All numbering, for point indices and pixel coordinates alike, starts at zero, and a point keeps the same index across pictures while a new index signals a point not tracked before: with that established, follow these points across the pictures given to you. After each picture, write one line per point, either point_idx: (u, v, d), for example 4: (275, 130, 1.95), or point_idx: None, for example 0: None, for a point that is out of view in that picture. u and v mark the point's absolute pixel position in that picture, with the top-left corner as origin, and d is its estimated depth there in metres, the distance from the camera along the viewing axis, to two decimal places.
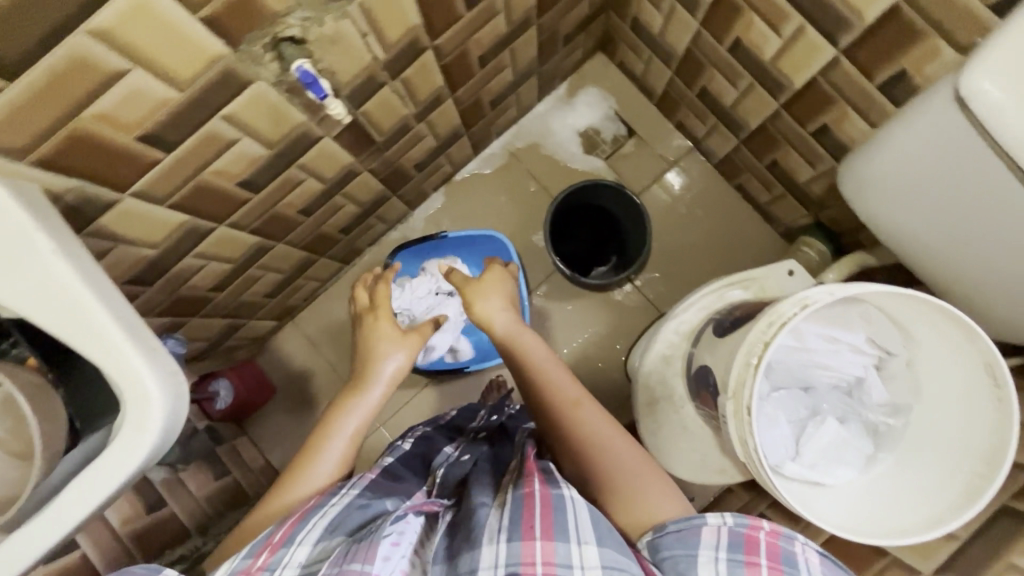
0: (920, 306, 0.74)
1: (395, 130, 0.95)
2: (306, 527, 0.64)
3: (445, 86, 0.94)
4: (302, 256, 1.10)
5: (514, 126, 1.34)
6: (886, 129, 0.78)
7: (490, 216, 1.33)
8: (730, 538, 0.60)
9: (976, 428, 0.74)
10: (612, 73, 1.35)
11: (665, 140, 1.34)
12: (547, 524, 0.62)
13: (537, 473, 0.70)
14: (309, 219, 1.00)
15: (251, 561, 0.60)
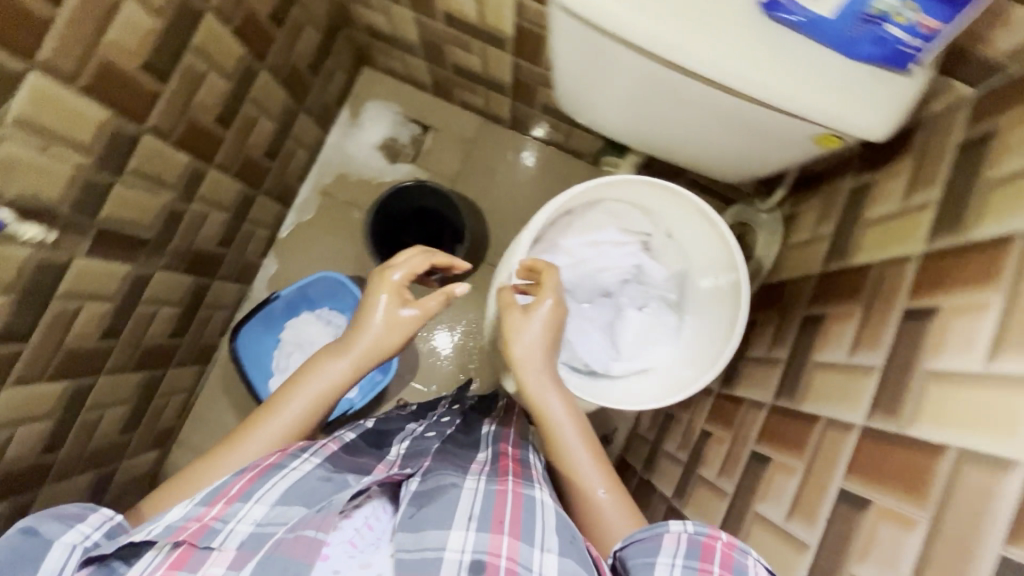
0: (652, 190, 0.77)
1: (185, 168, 1.03)
2: (267, 485, 0.65)
3: (239, 59, 1.04)
4: (151, 300, 1.11)
5: (318, 155, 1.51)
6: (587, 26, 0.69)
7: (327, 250, 1.48)
8: (689, 541, 0.61)
9: (705, 256, 0.80)
10: (378, 83, 1.54)
11: (496, 147, 1.53)
12: (516, 527, 0.64)
13: (513, 473, 0.72)
14: (178, 243, 1.11)
15: (205, 509, 0.61)
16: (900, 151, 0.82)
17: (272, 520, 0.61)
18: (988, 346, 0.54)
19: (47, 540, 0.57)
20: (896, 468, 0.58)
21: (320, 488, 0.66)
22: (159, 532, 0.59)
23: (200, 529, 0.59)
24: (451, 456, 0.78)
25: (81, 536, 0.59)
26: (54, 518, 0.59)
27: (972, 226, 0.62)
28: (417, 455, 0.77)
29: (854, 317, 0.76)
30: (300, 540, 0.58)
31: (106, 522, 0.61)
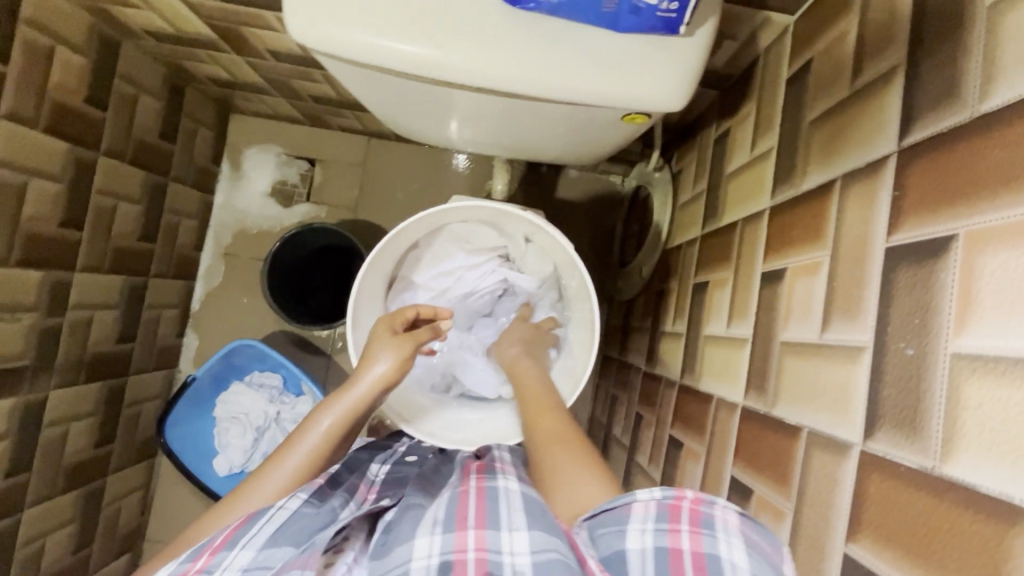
0: (487, 213, 0.79)
1: (32, 265, 0.97)
2: (253, 528, 0.52)
3: (59, 150, 0.98)
4: (63, 409, 1.07)
5: (208, 217, 1.41)
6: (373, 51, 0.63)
7: (241, 310, 1.40)
8: (658, 508, 0.45)
9: (564, 267, 0.81)
10: (247, 131, 1.43)
11: (382, 165, 1.42)
12: (482, 517, 0.50)
13: (476, 470, 0.60)
14: (65, 361, 1.06)
15: (188, 566, 0.49)
16: (746, 92, 0.77)
17: (263, 565, 0.49)
18: (822, 313, 0.49)
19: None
20: (767, 453, 0.54)
21: (312, 524, 0.54)
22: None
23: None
24: (430, 476, 0.66)
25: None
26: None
27: (801, 175, 0.58)
28: (399, 484, 0.67)
29: (728, 283, 0.72)
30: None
31: None
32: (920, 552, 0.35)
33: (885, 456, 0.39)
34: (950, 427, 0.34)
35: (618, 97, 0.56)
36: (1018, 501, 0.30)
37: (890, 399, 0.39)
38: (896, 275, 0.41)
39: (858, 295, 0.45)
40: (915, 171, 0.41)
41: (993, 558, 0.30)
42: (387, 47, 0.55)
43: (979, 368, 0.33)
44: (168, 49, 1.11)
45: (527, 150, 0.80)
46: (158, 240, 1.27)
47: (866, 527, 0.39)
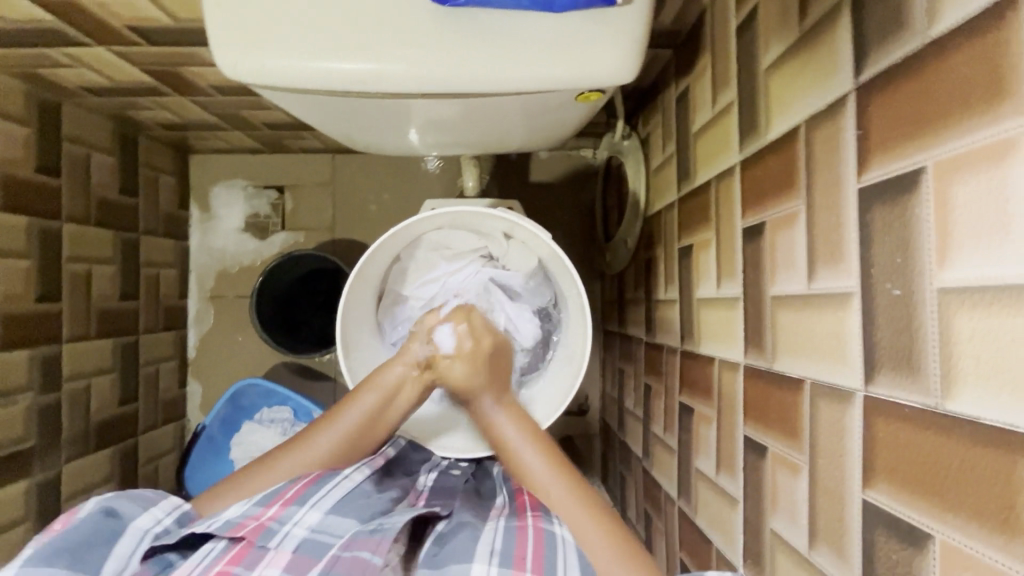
0: (458, 217, 0.77)
1: (24, 347, 0.96)
2: (322, 492, 0.62)
3: (24, 227, 0.96)
4: (76, 488, 1.06)
5: (189, 261, 1.40)
6: (297, 105, 0.63)
7: (241, 347, 1.40)
8: None
9: (547, 259, 0.80)
10: (209, 168, 1.41)
11: (356, 181, 1.40)
12: (539, 562, 0.54)
13: (533, 506, 0.64)
14: (72, 436, 1.05)
15: (262, 509, 0.59)
16: (699, 46, 0.75)
17: (327, 529, 0.58)
18: (807, 262, 0.49)
19: (124, 523, 0.57)
20: (775, 409, 0.54)
21: (373, 507, 0.64)
22: (218, 525, 0.57)
23: (258, 527, 0.56)
24: (477, 498, 0.73)
25: (154, 520, 0.59)
26: (131, 500, 0.60)
27: (765, 125, 0.57)
28: (448, 496, 0.74)
29: (712, 243, 0.71)
30: (355, 562, 0.53)
31: (176, 509, 0.61)
32: (934, 495, 0.34)
33: (890, 400, 0.38)
34: (947, 362, 0.34)
35: (567, 78, 0.55)
36: (1023, 429, 0.29)
37: (886, 341, 0.39)
38: (872, 215, 0.40)
39: (839, 239, 0.44)
40: (873, 106, 0.40)
41: (1005, 489, 0.30)
42: (325, 68, 0.53)
43: (966, 299, 0.32)
44: (111, 101, 1.08)
45: (492, 144, 0.78)
46: (141, 296, 1.26)
47: (882, 473, 0.39)
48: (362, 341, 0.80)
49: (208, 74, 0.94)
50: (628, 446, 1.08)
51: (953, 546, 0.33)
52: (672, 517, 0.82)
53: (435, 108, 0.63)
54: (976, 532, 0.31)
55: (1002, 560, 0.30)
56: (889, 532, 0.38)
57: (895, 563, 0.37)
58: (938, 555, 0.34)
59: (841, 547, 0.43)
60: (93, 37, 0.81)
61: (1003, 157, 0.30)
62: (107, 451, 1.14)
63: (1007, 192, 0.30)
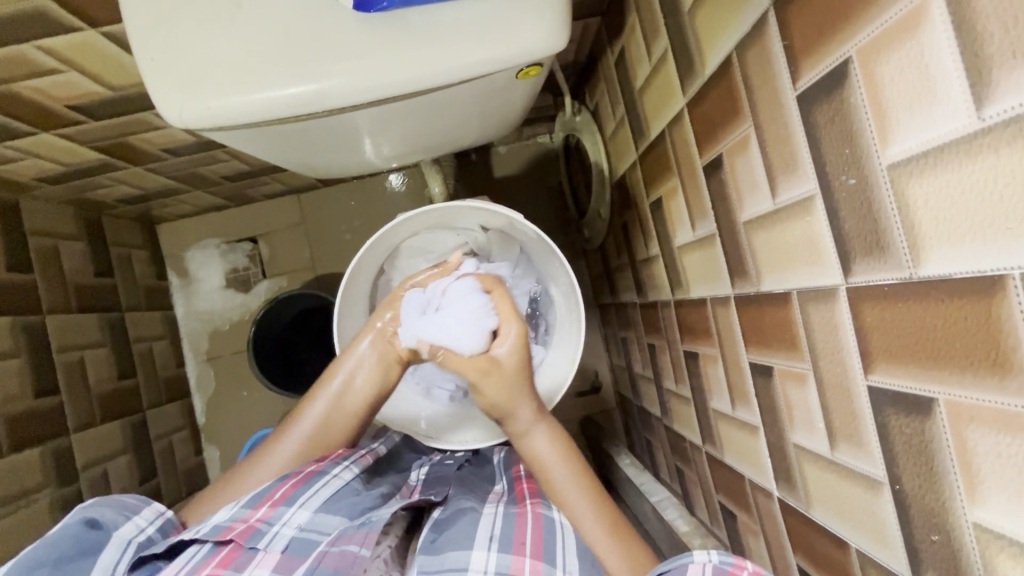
0: (427, 217, 0.77)
1: (34, 446, 0.96)
2: (311, 490, 0.61)
3: (8, 329, 0.96)
4: None
5: (178, 329, 1.39)
6: (249, 139, 0.63)
7: (248, 400, 1.39)
8: (715, 572, 0.50)
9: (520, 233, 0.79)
10: (179, 234, 1.41)
11: (324, 214, 1.41)
12: (539, 547, 0.56)
13: (532, 494, 0.65)
14: None
15: (251, 511, 0.58)
16: (624, 7, 0.77)
17: (316, 528, 0.59)
18: (768, 179, 0.50)
19: (108, 533, 0.57)
20: (771, 328, 0.55)
21: (362, 503, 0.63)
22: (206, 531, 0.57)
23: (246, 530, 0.56)
24: (470, 485, 0.72)
25: (137, 529, 0.59)
26: (112, 508, 0.59)
27: (700, 63, 0.59)
28: (440, 482, 0.72)
29: (678, 190, 0.73)
30: (344, 556, 0.54)
31: (159, 516, 0.61)
32: (927, 361, 0.36)
33: (869, 284, 0.39)
34: (910, 232, 0.35)
35: (502, 58, 0.56)
36: (990, 273, 0.30)
37: (853, 230, 0.40)
38: (815, 115, 0.42)
39: (790, 150, 0.46)
40: (793, 16, 0.42)
41: (989, 335, 0.31)
42: (267, 98, 0.54)
43: (913, 169, 0.34)
44: (67, 187, 1.07)
45: (443, 143, 0.80)
46: (138, 373, 1.25)
47: (878, 354, 0.40)
48: None
49: (159, 138, 0.94)
50: (646, 409, 1.09)
51: (956, 401, 0.34)
52: (703, 464, 0.83)
53: (383, 116, 0.65)
54: (972, 382, 0.33)
55: (1000, 400, 0.31)
56: (898, 409, 0.39)
57: (909, 436, 0.39)
58: (944, 415, 0.35)
59: (859, 437, 0.44)
60: (37, 124, 0.81)
61: (914, 28, 0.31)
62: None
63: (926, 59, 0.31)
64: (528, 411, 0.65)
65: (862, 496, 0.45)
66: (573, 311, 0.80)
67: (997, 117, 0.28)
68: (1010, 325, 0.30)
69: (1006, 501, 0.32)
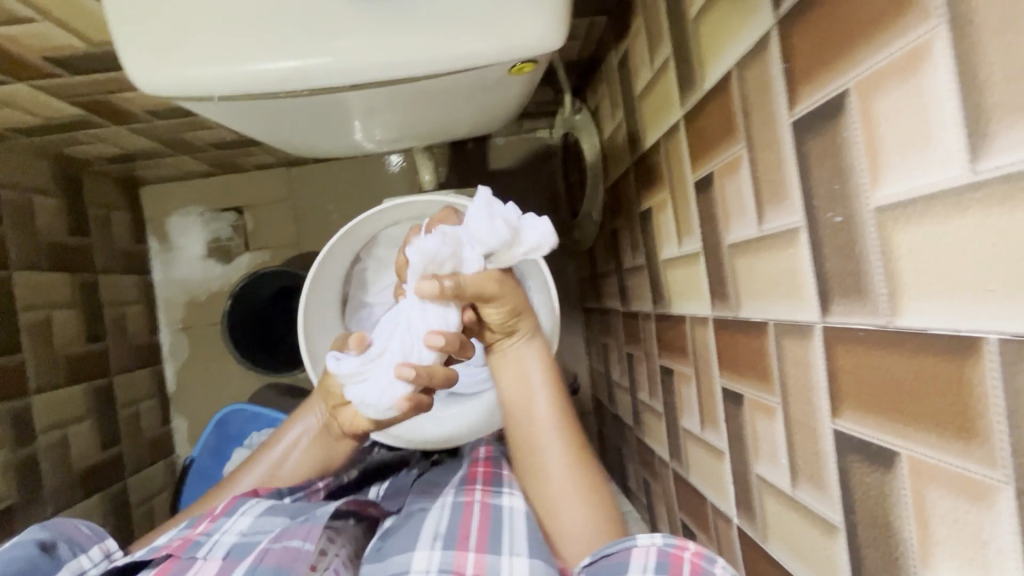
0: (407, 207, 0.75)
1: None
2: (249, 504, 0.63)
3: None
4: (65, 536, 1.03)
5: (154, 295, 1.37)
6: (223, 112, 0.60)
7: (221, 373, 1.37)
8: (658, 557, 0.49)
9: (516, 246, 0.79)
10: (161, 198, 1.38)
11: (313, 191, 1.38)
12: (482, 539, 0.57)
13: (481, 482, 0.67)
14: (51, 489, 1.02)
15: (191, 529, 0.60)
16: (632, 7, 0.74)
17: (258, 530, 0.58)
18: (754, 205, 0.49)
19: (56, 565, 0.55)
20: (745, 356, 0.54)
21: (305, 507, 0.62)
22: (144, 554, 0.57)
23: (184, 543, 0.57)
24: (428, 484, 0.72)
25: (80, 568, 0.56)
26: (67, 537, 0.57)
27: (700, 77, 0.57)
28: (399, 492, 0.73)
29: (668, 203, 0.71)
30: (286, 551, 0.53)
31: (106, 557, 0.58)
32: (894, 414, 0.35)
33: (846, 326, 0.38)
34: (892, 280, 0.34)
35: (494, 52, 0.54)
36: (966, 334, 0.29)
37: (835, 271, 0.39)
38: (807, 145, 0.40)
39: (780, 178, 0.44)
40: (795, 42, 0.40)
41: (958, 395, 0.30)
42: (249, 74, 0.52)
43: (901, 215, 0.32)
44: (44, 141, 1.04)
45: (436, 132, 0.77)
46: (108, 337, 1.22)
47: (847, 400, 0.39)
48: (331, 349, 0.79)
49: (142, 99, 0.91)
50: (620, 417, 1.09)
51: (919, 459, 0.33)
52: (668, 480, 0.82)
53: (373, 99, 0.62)
54: (937, 442, 0.32)
55: (964, 466, 0.30)
56: (861, 458, 0.38)
57: (870, 485, 0.38)
58: (907, 471, 0.34)
59: (820, 479, 0.43)
60: (10, 74, 0.78)
61: (915, 68, 0.30)
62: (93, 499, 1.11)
63: (924, 102, 0.30)
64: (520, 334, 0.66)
65: (819, 539, 0.44)
66: (550, 311, 0.79)
67: (993, 172, 0.27)
68: (981, 390, 0.29)
69: (959, 566, 0.31)
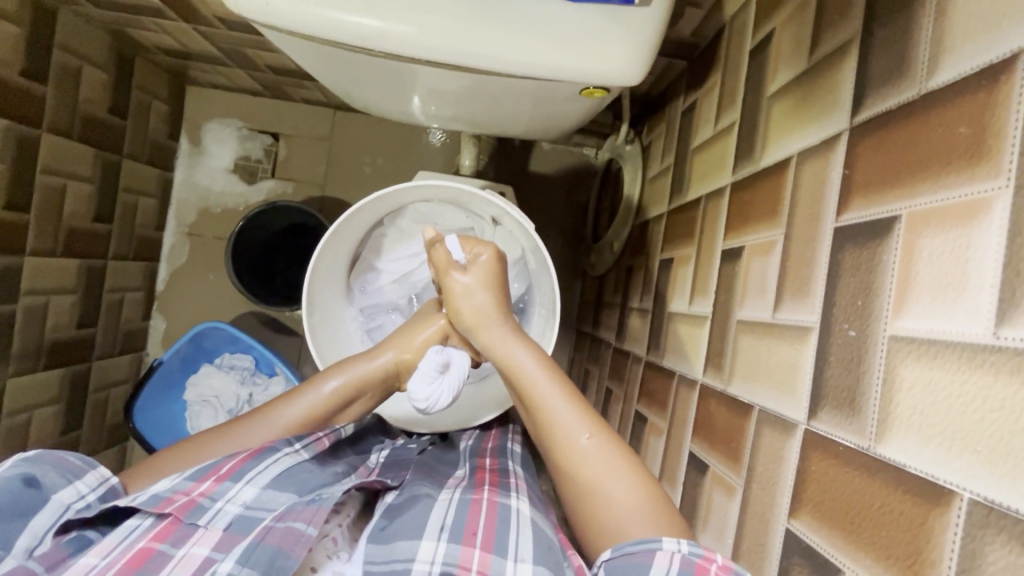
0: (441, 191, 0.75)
1: None
2: (260, 466, 0.60)
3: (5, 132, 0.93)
4: (40, 392, 1.07)
5: (170, 193, 1.37)
6: (294, 45, 0.60)
7: (211, 288, 1.38)
8: (682, 564, 0.43)
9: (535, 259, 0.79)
10: (205, 103, 1.38)
11: (353, 139, 1.38)
12: (488, 537, 0.55)
13: (490, 483, 0.65)
14: (18, 349, 1.02)
15: (194, 485, 0.57)
16: (713, 62, 0.75)
17: (263, 505, 0.57)
18: (775, 291, 0.49)
19: (45, 495, 0.52)
20: (721, 430, 0.55)
21: (315, 480, 0.61)
22: (144, 500, 0.54)
23: (187, 504, 0.55)
24: (429, 469, 0.71)
25: (76, 494, 0.53)
26: (55, 467, 0.54)
27: (760, 152, 0.57)
28: (398, 466, 0.72)
29: (691, 259, 0.72)
30: (288, 533, 0.52)
31: (103, 483, 0.56)
32: (851, 532, 0.36)
33: (827, 436, 0.39)
34: (886, 411, 0.34)
35: (571, 70, 0.54)
36: (941, 484, 0.30)
37: (834, 382, 0.39)
38: (842, 255, 0.41)
39: (807, 275, 0.45)
40: (861, 152, 0.41)
41: (916, 541, 0.31)
42: (334, 22, 0.52)
43: (912, 350, 0.33)
44: (110, 15, 1.03)
45: (489, 124, 0.77)
46: (115, 220, 1.22)
47: (807, 504, 0.40)
48: (326, 304, 0.79)
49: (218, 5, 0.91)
50: None
51: None
52: None
53: (443, 79, 0.62)
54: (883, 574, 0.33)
55: None
56: (804, 564, 0.39)
57: None
58: None
59: (758, 569, 0.45)
60: None
61: (971, 219, 0.31)
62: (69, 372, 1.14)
63: (967, 254, 0.31)
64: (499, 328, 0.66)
65: None
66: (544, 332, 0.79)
67: (1015, 341, 0.27)
68: (940, 540, 0.30)
69: None
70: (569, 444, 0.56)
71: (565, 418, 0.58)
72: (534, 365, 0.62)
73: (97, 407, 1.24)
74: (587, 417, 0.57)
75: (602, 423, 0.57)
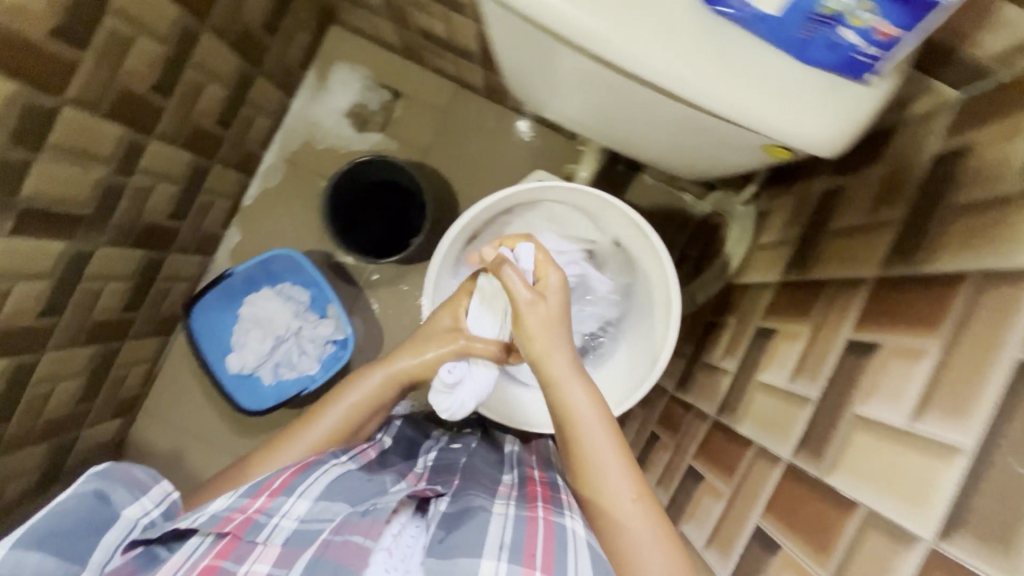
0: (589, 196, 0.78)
1: (117, 142, 0.97)
2: (308, 481, 0.65)
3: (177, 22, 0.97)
4: (120, 263, 1.12)
5: (283, 118, 1.41)
6: (506, 20, 0.61)
7: (292, 217, 1.41)
8: None
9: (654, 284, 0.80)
10: (341, 44, 1.41)
11: (468, 117, 1.40)
12: (549, 559, 0.58)
13: (543, 499, 0.66)
14: (117, 218, 1.05)
15: (249, 501, 0.62)
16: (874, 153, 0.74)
17: (316, 516, 0.61)
18: (917, 400, 0.49)
19: (114, 511, 0.59)
20: (809, 516, 0.55)
21: (363, 490, 0.66)
22: (204, 520, 0.60)
23: (245, 521, 0.59)
24: (476, 475, 0.73)
25: (142, 510, 0.61)
26: (123, 485, 0.61)
27: (922, 258, 0.57)
28: (446, 471, 0.74)
29: (800, 338, 0.71)
30: (347, 547, 0.57)
31: (164, 499, 0.63)
32: None
33: (962, 562, 0.41)
34: None
35: (774, 127, 0.54)
36: None
37: (982, 511, 0.42)
38: None
39: (969, 397, 0.44)
40: None
41: None
42: (568, 15, 0.52)
43: None
44: None
45: (638, 148, 0.79)
46: (233, 129, 1.26)
47: None
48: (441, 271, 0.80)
49: None
50: None
51: None
52: None
53: (635, 97, 0.63)
54: None
55: None
56: None
57: None
58: None
59: None
60: None
61: None
62: (144, 257, 1.18)
63: None
64: (566, 356, 0.67)
65: None
66: (644, 357, 0.80)
67: None
68: None
69: None
70: (615, 505, 0.64)
71: (613, 478, 0.65)
72: (593, 418, 0.66)
73: (156, 295, 1.27)
74: (633, 482, 0.65)
75: (644, 489, 0.64)
